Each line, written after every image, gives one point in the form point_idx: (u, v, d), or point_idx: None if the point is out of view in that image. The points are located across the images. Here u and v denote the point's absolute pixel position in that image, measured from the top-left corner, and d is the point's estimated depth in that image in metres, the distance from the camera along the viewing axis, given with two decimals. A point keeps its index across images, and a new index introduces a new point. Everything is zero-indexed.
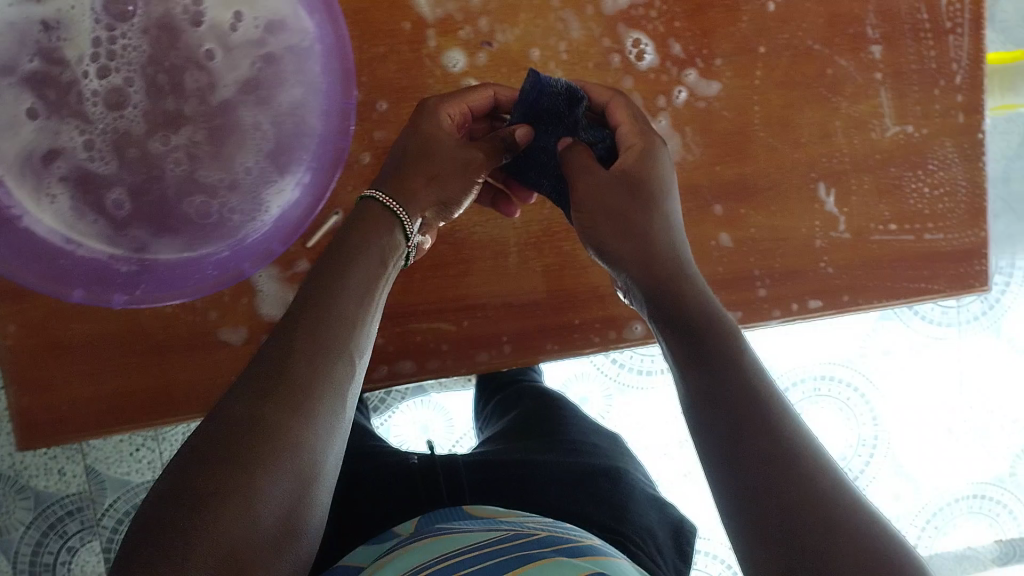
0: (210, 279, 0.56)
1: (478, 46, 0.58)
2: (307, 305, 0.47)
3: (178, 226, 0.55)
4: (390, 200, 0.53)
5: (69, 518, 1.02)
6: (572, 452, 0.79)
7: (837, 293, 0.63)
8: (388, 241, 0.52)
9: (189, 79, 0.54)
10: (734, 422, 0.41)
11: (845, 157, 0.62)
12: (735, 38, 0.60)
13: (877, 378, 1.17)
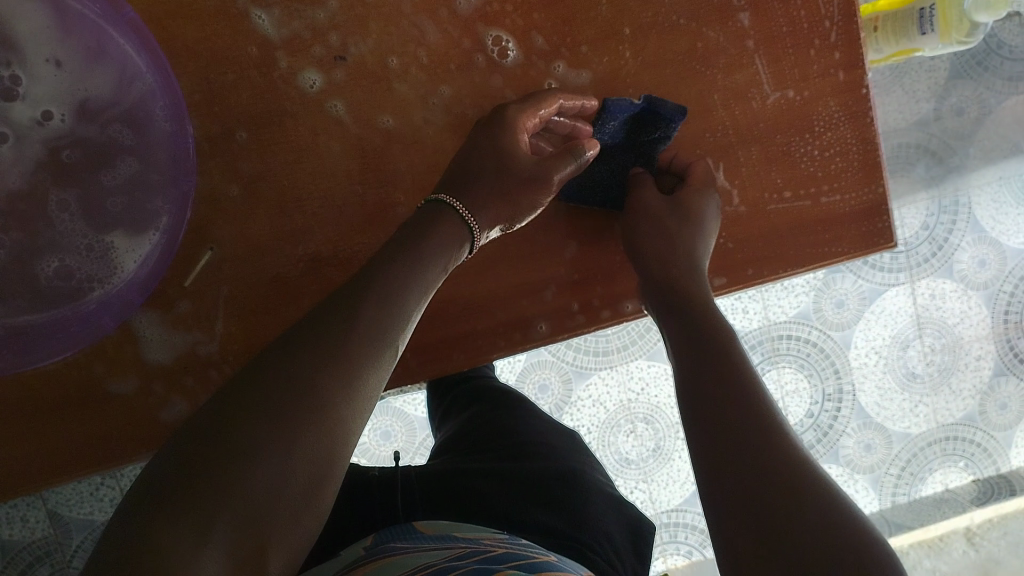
0: (80, 334, 0.54)
1: (333, 63, 0.56)
2: (369, 300, 0.47)
3: (38, 289, 0.52)
4: (460, 206, 0.54)
5: (40, 563, 0.98)
6: (516, 453, 0.74)
7: (741, 268, 0.62)
8: (455, 247, 0.53)
9: (24, 145, 0.51)
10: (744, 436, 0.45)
11: (728, 129, 0.61)
12: (598, 21, 0.58)
13: (837, 332, 1.12)
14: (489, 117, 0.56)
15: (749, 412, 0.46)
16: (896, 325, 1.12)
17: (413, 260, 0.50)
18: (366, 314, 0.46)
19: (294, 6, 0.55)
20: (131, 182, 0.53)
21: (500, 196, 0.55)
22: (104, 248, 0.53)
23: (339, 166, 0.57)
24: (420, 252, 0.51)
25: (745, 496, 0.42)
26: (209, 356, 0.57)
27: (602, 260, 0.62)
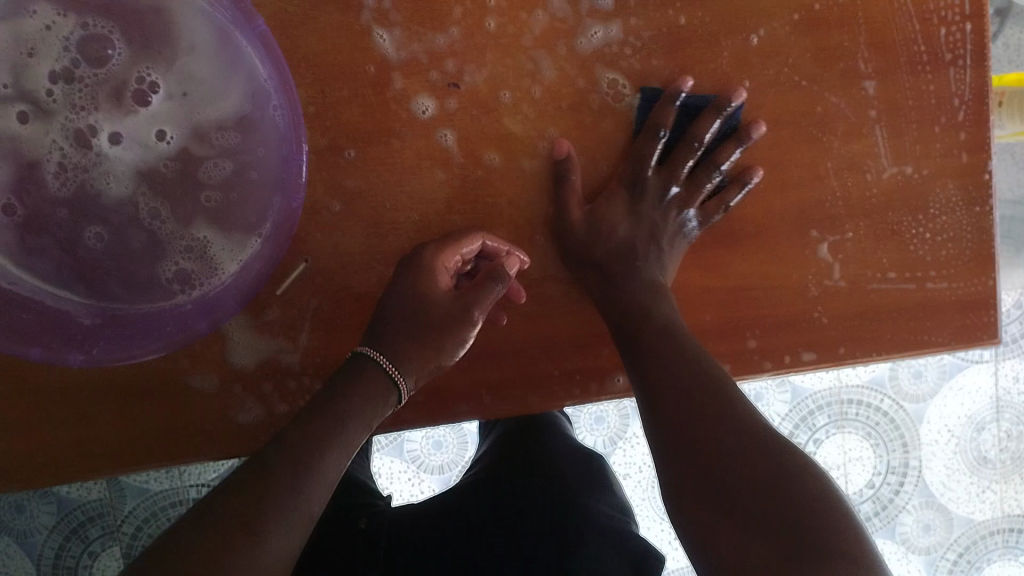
0: (170, 336, 0.53)
1: (445, 90, 0.56)
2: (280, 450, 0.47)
3: (134, 281, 0.52)
4: (384, 357, 0.53)
5: (90, 523, 0.96)
6: (516, 480, 0.71)
7: (834, 345, 0.60)
8: (378, 400, 0.52)
9: (144, 131, 0.51)
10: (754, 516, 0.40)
11: (839, 200, 0.59)
12: (717, 74, 0.57)
13: (908, 404, 1.06)
14: (402, 265, 0.56)
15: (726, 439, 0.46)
16: (973, 403, 1.07)
17: (331, 408, 0.50)
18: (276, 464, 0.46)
19: (414, 27, 0.55)
20: (238, 186, 0.53)
21: (422, 342, 0.54)
22: (221, 249, 0.53)
23: (438, 195, 0.57)
24: (340, 403, 0.50)
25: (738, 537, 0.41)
26: (291, 365, 0.58)
27: (692, 321, 0.59)
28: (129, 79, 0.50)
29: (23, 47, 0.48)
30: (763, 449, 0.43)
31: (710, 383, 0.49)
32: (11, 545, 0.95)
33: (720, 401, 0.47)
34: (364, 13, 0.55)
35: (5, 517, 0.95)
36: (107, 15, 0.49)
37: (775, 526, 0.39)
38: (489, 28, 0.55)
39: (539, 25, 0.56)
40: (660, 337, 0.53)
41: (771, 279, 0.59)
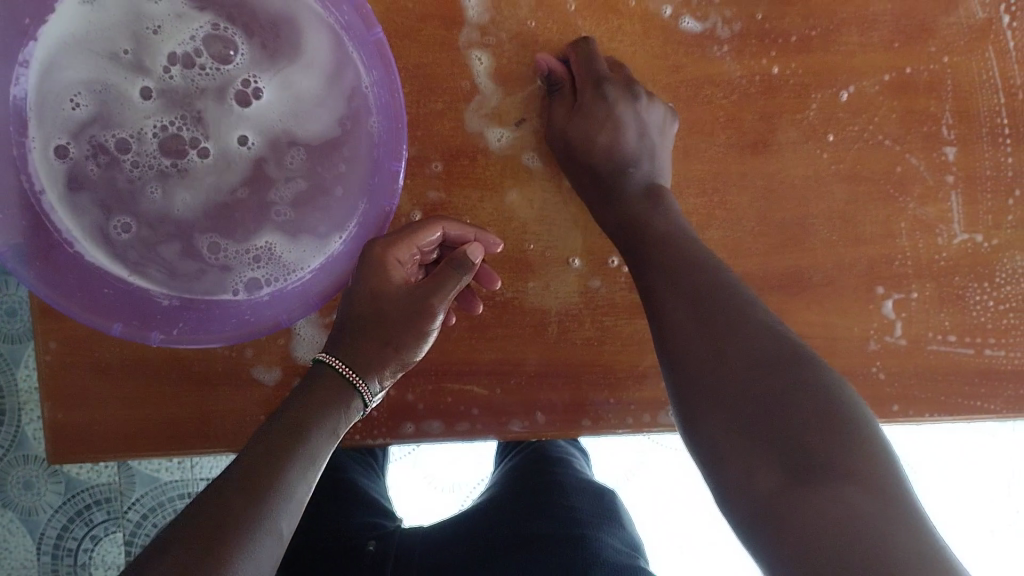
0: (247, 324, 0.53)
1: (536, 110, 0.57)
2: (252, 460, 0.42)
3: (203, 269, 0.54)
4: (339, 361, 0.50)
5: (97, 507, 0.90)
6: (526, 505, 0.67)
7: (888, 401, 0.60)
8: (346, 409, 0.48)
9: (244, 123, 0.53)
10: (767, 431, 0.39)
11: (908, 260, 0.60)
12: (804, 125, 0.57)
13: (916, 464, 0.97)
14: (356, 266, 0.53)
15: (744, 345, 0.43)
16: (1003, 476, 0.99)
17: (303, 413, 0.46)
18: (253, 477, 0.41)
19: (512, 49, 0.56)
20: (317, 194, 0.54)
21: (381, 341, 0.51)
22: (285, 257, 0.54)
23: (516, 212, 0.57)
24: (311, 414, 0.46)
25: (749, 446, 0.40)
26: None
27: None
28: (233, 72, 0.52)
29: (150, 22, 0.50)
30: (760, 354, 0.42)
31: (709, 288, 0.47)
32: (14, 522, 0.89)
33: (718, 323, 0.45)
34: (465, 31, 0.55)
35: (10, 492, 0.89)
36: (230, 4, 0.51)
37: (780, 455, 0.38)
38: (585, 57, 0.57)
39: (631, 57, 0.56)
40: (663, 259, 0.49)
41: (833, 330, 0.59)
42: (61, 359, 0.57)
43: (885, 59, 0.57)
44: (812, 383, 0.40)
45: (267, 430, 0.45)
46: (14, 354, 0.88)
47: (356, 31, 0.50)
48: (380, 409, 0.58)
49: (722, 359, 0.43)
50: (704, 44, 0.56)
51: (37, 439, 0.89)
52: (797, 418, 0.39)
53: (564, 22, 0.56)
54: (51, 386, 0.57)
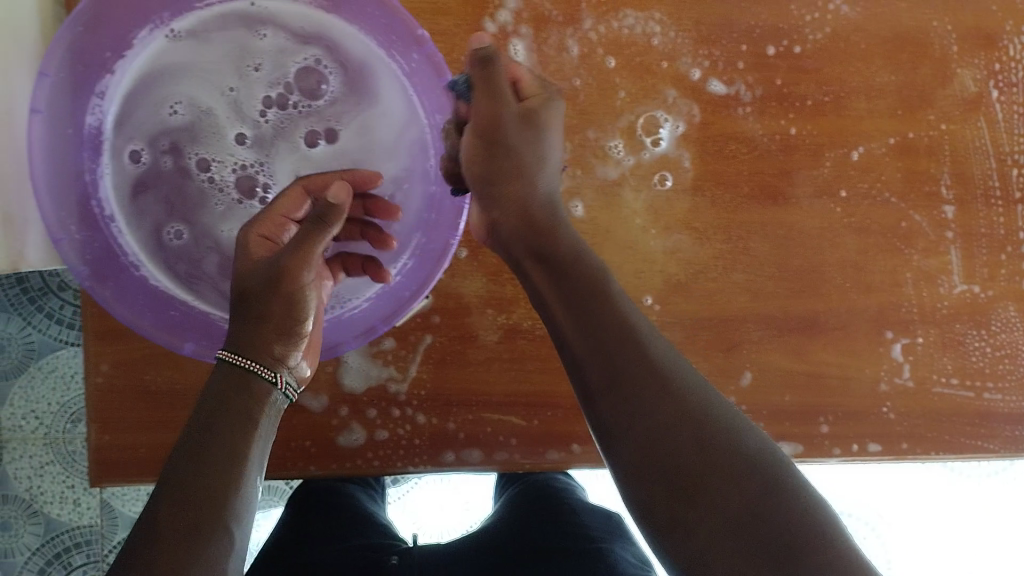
0: None
1: (578, 159, 0.60)
2: (179, 539, 0.40)
3: None
4: (240, 355, 0.48)
5: (75, 550, 0.94)
6: (536, 525, 0.72)
7: (896, 439, 0.64)
8: (254, 422, 0.46)
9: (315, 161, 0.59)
10: (744, 533, 0.38)
11: (914, 307, 0.65)
12: (819, 180, 0.63)
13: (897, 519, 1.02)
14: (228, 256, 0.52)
15: (693, 427, 0.41)
16: (981, 530, 1.04)
17: (214, 456, 0.44)
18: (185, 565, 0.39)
19: None
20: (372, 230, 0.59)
21: (257, 317, 0.48)
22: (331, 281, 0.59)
23: None
24: (223, 446, 0.44)
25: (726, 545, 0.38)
26: (396, 395, 0.62)
27: (775, 401, 0.63)
28: (310, 114, 0.58)
29: (252, 59, 0.57)
30: (718, 441, 0.41)
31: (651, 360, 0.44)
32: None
33: (665, 413, 0.42)
34: None
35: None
36: (326, 52, 0.57)
37: (761, 560, 0.37)
38: (623, 107, 0.61)
39: (671, 106, 0.61)
40: (617, 322, 0.45)
41: (846, 371, 0.64)
42: (112, 383, 0.59)
43: (889, 124, 0.64)
44: (780, 486, 0.39)
45: (177, 481, 0.42)
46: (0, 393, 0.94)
47: (423, 77, 0.55)
48: (423, 437, 0.62)
49: (674, 439, 0.41)
50: (730, 105, 0.62)
51: (17, 479, 0.94)
52: (775, 526, 0.37)
53: (603, 78, 0.61)
54: (99, 410, 0.58)
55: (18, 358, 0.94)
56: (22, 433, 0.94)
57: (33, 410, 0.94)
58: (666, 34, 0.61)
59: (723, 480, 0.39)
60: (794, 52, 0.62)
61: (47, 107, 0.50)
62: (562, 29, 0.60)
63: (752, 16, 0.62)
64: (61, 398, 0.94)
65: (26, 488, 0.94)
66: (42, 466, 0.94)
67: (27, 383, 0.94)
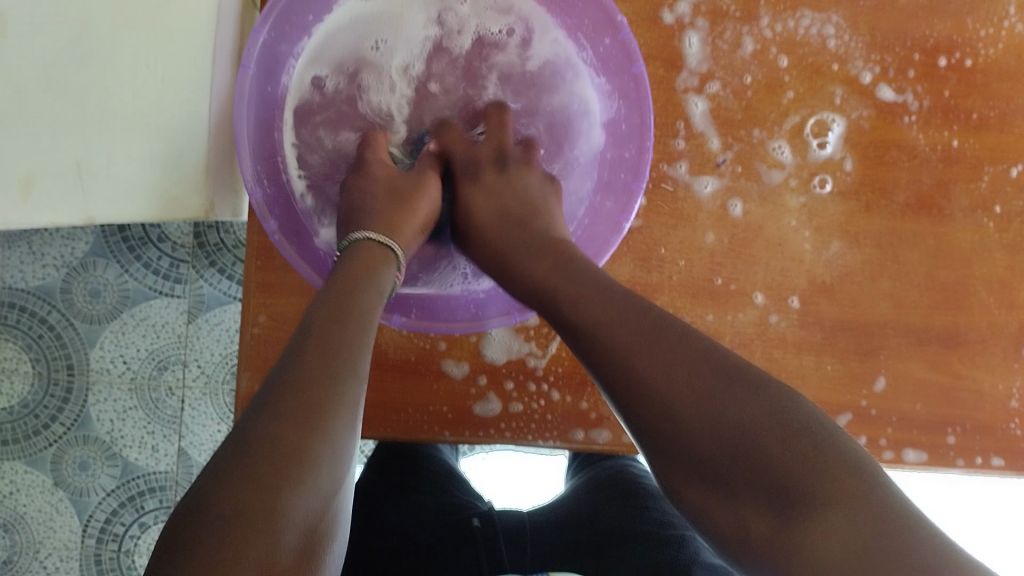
0: (469, 317, 0.61)
1: (740, 155, 0.62)
2: (306, 390, 0.39)
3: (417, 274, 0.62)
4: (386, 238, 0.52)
5: (149, 495, 0.94)
6: (616, 499, 0.72)
7: (1019, 457, 0.64)
8: (378, 302, 0.47)
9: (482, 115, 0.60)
10: (740, 457, 0.35)
11: None
12: (976, 194, 0.63)
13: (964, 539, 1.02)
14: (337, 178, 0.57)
15: (661, 360, 0.39)
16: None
17: (341, 331, 0.43)
18: (312, 398, 0.39)
19: (723, 95, 0.61)
20: None
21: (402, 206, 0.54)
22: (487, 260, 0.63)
23: (708, 243, 0.62)
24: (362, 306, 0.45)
25: (729, 472, 0.35)
26: (534, 369, 0.63)
27: (906, 408, 0.63)
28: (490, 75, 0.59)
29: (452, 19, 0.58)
30: (715, 366, 0.38)
31: (628, 303, 0.43)
32: (63, 501, 0.93)
33: (670, 366, 0.39)
34: (684, 75, 0.61)
35: (65, 471, 0.93)
36: (518, 23, 0.58)
37: (764, 493, 0.34)
38: (789, 105, 0.62)
39: (839, 106, 0.62)
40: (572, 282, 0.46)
41: (980, 385, 0.64)
42: (266, 334, 0.59)
43: None
44: (773, 403, 0.36)
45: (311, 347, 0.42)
46: (91, 336, 0.94)
47: (614, 61, 0.57)
48: (555, 414, 0.63)
49: (661, 373, 0.39)
50: (896, 112, 0.62)
51: (99, 421, 0.93)
52: (768, 447, 0.35)
53: (772, 75, 0.61)
54: (252, 357, 0.58)
55: (112, 304, 0.94)
56: (108, 376, 0.94)
57: (122, 355, 0.94)
58: (840, 36, 0.61)
59: (710, 405, 0.37)
60: (965, 65, 0.62)
61: (259, 68, 0.54)
62: (738, 25, 0.61)
63: (929, 25, 0.62)
64: (151, 345, 0.94)
65: (107, 430, 0.93)
66: (125, 410, 0.94)
67: (119, 328, 0.94)
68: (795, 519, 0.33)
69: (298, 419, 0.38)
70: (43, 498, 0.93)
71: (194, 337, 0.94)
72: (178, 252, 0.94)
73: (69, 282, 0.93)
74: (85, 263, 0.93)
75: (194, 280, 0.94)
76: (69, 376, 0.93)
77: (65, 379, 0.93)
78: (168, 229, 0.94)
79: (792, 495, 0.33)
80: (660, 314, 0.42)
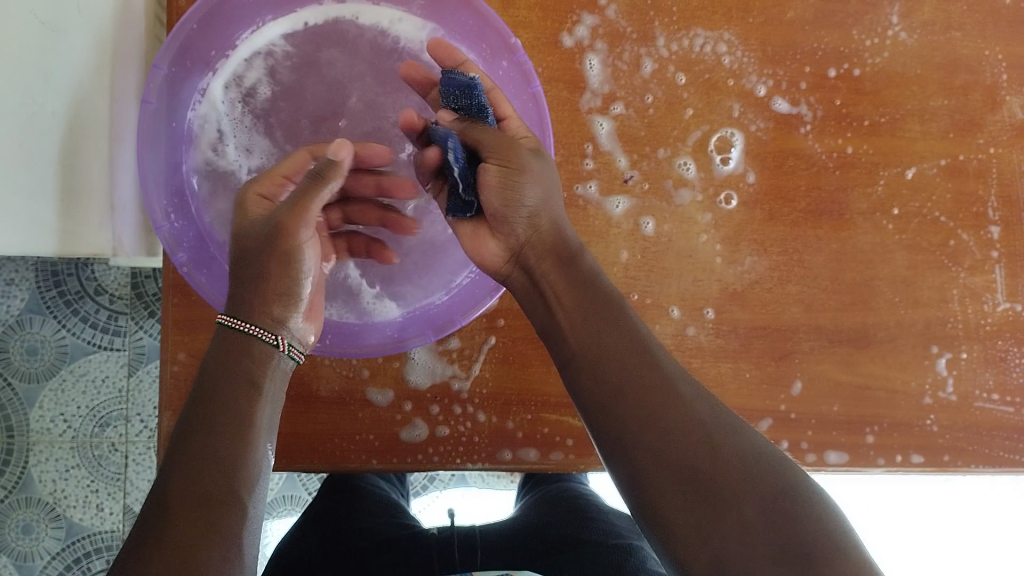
0: (388, 339, 0.60)
1: (646, 172, 0.63)
2: (190, 537, 0.40)
3: (335, 297, 0.62)
4: (244, 322, 0.48)
5: (95, 555, 0.91)
6: (553, 501, 0.73)
7: (939, 451, 0.65)
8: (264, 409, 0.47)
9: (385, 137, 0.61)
10: (739, 505, 0.41)
11: (959, 323, 0.67)
12: (873, 197, 0.66)
13: None
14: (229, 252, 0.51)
15: (659, 403, 0.44)
16: (977, 544, 1.09)
17: (221, 454, 0.44)
18: (194, 539, 0.40)
19: (627, 115, 0.63)
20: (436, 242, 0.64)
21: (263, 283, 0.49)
22: (402, 282, 0.63)
23: (621, 258, 0.63)
24: (240, 414, 0.46)
25: (732, 518, 0.40)
26: (459, 392, 0.63)
27: (825, 410, 0.64)
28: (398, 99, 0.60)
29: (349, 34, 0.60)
30: (710, 436, 0.43)
31: (632, 345, 0.47)
32: (6, 567, 0.89)
33: (650, 419, 0.44)
34: (587, 96, 0.63)
35: (9, 536, 0.90)
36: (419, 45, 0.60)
37: (764, 530, 0.40)
38: (689, 122, 0.64)
39: (737, 119, 0.64)
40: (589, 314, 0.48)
41: (892, 382, 0.66)
42: (185, 372, 0.58)
43: (942, 146, 0.66)
44: (776, 474, 0.42)
45: (181, 480, 0.42)
46: (30, 396, 0.90)
47: (515, 82, 0.58)
48: (482, 435, 0.63)
49: (658, 425, 0.43)
50: (792, 123, 0.65)
51: (41, 482, 0.90)
52: (765, 498, 0.41)
53: (672, 93, 0.64)
54: (170, 397, 0.58)
55: (51, 361, 0.91)
56: (50, 436, 0.90)
57: (62, 413, 0.91)
58: (734, 53, 0.64)
59: (715, 460, 0.42)
60: (854, 75, 0.65)
61: (161, 103, 0.55)
62: (636, 46, 0.63)
63: (816, 39, 0.65)
64: (92, 402, 0.91)
65: (50, 491, 0.90)
66: (67, 470, 0.91)
67: (58, 386, 0.91)
68: (800, 551, 0.39)
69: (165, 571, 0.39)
70: None
71: (136, 391, 0.92)
72: (116, 304, 0.92)
73: (6, 339, 0.90)
74: (21, 320, 0.90)
75: (134, 331, 0.92)
76: (9, 438, 0.90)
77: (5, 441, 0.90)
78: (104, 281, 0.92)
79: (789, 534, 0.40)
80: (648, 358, 0.46)
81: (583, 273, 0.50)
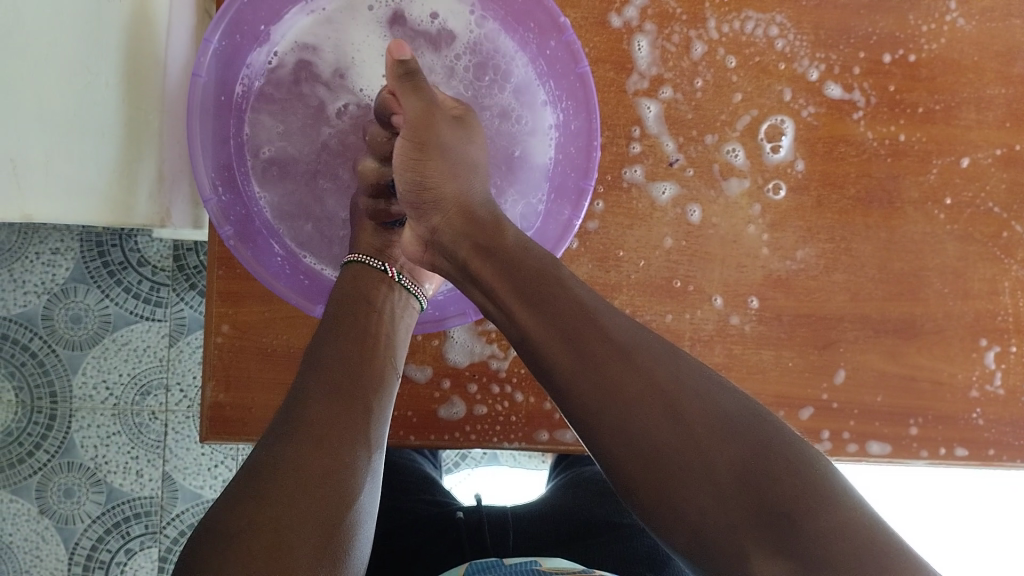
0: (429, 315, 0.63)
1: (691, 155, 0.63)
2: (333, 413, 0.45)
3: None
4: (375, 259, 0.57)
5: (134, 520, 0.93)
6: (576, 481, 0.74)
7: (983, 445, 0.64)
8: (382, 324, 0.53)
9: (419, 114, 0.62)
10: (720, 472, 0.39)
11: (1010, 316, 0.65)
12: (925, 185, 0.65)
13: None
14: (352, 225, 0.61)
15: (636, 376, 0.42)
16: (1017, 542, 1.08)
17: (344, 355, 0.49)
18: (330, 413, 0.45)
19: (675, 97, 0.62)
20: None
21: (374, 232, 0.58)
22: None
23: (665, 240, 0.62)
24: (360, 326, 0.51)
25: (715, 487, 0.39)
26: (498, 371, 0.63)
27: (867, 399, 0.64)
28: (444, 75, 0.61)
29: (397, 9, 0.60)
30: (680, 398, 0.41)
31: (581, 311, 0.44)
32: (49, 529, 0.92)
33: (628, 387, 0.41)
34: (634, 78, 0.62)
35: (50, 499, 0.92)
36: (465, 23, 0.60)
37: (745, 496, 0.38)
38: (739, 106, 0.63)
39: (788, 104, 0.63)
40: (525, 289, 0.46)
41: (940, 374, 0.64)
42: (229, 344, 0.59)
43: (998, 136, 0.65)
44: (756, 432, 0.40)
45: (317, 374, 0.47)
46: (73, 362, 0.93)
47: (562, 63, 0.58)
48: (519, 414, 0.63)
49: (630, 401, 0.41)
50: (844, 108, 0.63)
51: (83, 447, 0.92)
52: (745, 463, 0.39)
53: (721, 75, 0.63)
54: (214, 367, 0.59)
55: (94, 330, 0.93)
56: (92, 403, 0.93)
57: (104, 381, 0.93)
58: (786, 36, 0.63)
59: (689, 426, 0.40)
60: (909, 61, 0.64)
61: (212, 76, 0.55)
62: (686, 28, 0.62)
63: (871, 22, 0.63)
64: (133, 369, 0.93)
65: (91, 457, 0.92)
66: (108, 436, 0.93)
67: (101, 353, 0.93)
68: (783, 519, 0.37)
69: (305, 437, 0.43)
70: (31, 527, 0.92)
71: (177, 360, 0.94)
72: (158, 275, 0.94)
73: (50, 308, 0.92)
74: (66, 289, 0.93)
75: (174, 302, 0.94)
76: (52, 404, 0.92)
77: (48, 407, 0.92)
78: (147, 253, 0.93)
79: (770, 498, 0.38)
80: (605, 324, 0.44)
81: (510, 252, 0.48)
